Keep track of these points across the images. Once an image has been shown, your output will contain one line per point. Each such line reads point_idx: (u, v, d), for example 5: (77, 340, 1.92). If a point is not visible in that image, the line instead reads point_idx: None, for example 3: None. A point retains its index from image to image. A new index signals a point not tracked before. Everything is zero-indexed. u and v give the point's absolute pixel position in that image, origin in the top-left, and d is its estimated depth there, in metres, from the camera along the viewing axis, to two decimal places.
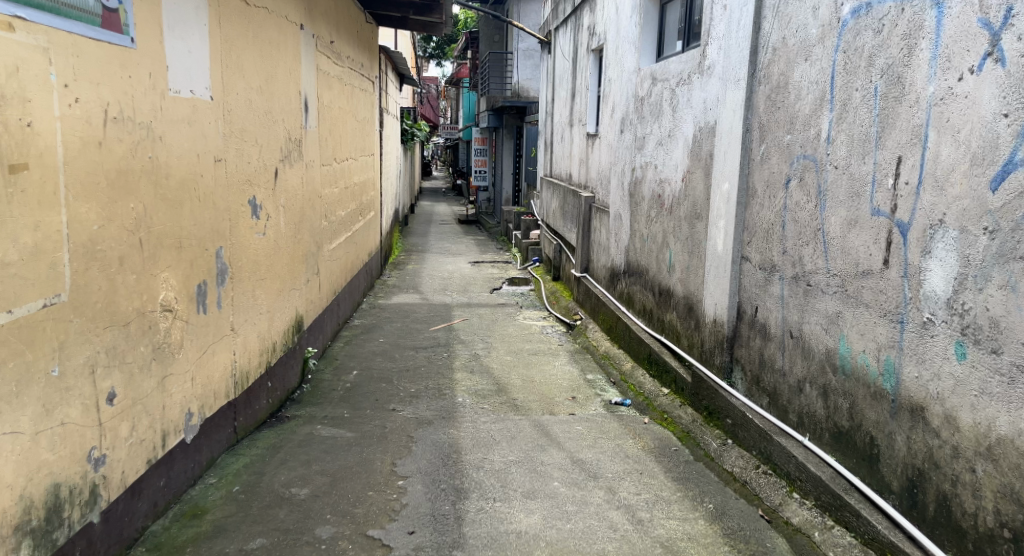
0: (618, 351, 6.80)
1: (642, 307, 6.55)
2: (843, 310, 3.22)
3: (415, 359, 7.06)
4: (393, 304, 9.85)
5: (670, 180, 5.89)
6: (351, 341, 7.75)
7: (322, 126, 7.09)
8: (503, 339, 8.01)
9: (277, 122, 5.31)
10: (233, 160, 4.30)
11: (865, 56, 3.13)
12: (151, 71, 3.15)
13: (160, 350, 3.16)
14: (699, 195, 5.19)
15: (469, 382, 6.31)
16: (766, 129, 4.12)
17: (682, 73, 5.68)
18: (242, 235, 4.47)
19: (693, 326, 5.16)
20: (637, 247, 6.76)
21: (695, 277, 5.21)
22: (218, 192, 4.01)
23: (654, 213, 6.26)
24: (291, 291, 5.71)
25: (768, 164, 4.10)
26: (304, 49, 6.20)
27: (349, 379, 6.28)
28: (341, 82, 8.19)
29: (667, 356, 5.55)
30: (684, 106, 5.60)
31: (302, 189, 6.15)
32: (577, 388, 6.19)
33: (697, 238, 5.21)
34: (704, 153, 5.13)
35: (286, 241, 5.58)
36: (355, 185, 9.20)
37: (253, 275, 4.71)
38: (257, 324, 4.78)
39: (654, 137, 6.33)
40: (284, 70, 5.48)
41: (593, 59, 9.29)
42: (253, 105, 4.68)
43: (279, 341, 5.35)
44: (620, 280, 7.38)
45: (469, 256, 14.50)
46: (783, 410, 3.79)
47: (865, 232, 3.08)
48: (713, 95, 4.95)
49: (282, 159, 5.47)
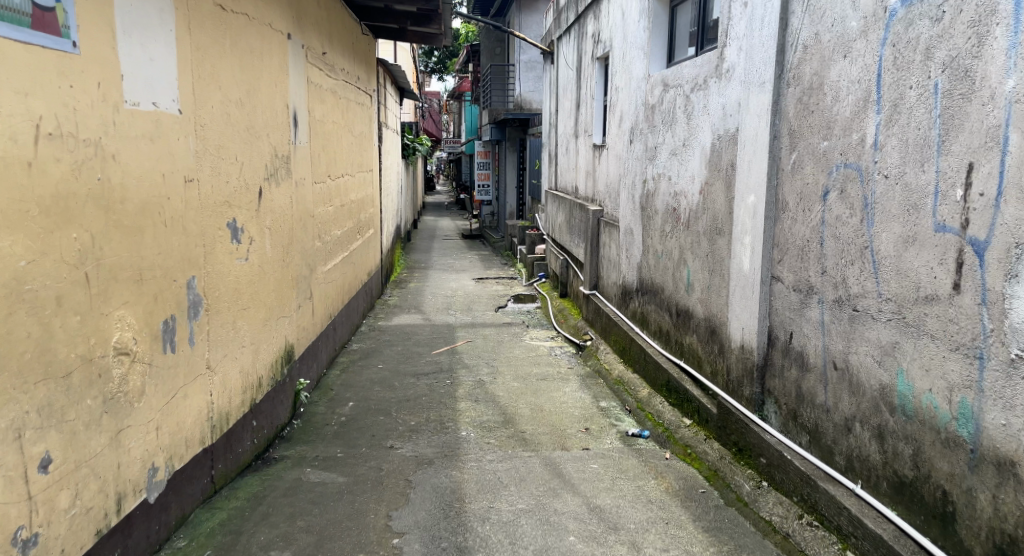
0: (632, 375, 6.38)
1: (657, 328, 6.14)
2: (901, 340, 2.80)
3: (416, 387, 6.65)
4: (393, 326, 9.44)
5: (685, 192, 5.48)
6: (348, 367, 7.34)
7: (314, 142, 6.71)
8: (509, 363, 7.59)
9: (261, 138, 4.91)
10: (208, 180, 3.89)
11: (922, 48, 2.71)
12: (100, 80, 2.74)
13: (113, 401, 2.76)
14: (719, 208, 4.78)
15: (473, 413, 5.89)
16: (797, 135, 3.70)
17: (696, 78, 5.26)
18: (219, 260, 4.07)
19: (716, 351, 4.75)
20: (650, 264, 6.36)
21: (717, 298, 4.80)
22: (190, 216, 3.61)
23: (668, 228, 5.85)
24: (279, 319, 5.32)
25: (800, 174, 3.67)
26: (292, 60, 5.82)
27: (344, 412, 5.90)
28: (335, 96, 7.81)
29: (688, 384, 5.13)
30: (699, 113, 5.19)
31: (292, 208, 5.75)
32: (590, 418, 5.76)
33: (718, 255, 4.80)
34: (724, 163, 4.73)
35: (274, 266, 5.19)
36: (353, 203, 8.81)
37: (233, 306, 4.31)
38: (239, 358, 4.38)
39: (667, 147, 5.91)
40: (269, 81, 5.09)
41: (598, 67, 8.89)
42: (232, 119, 4.28)
43: (266, 375, 4.95)
44: (631, 298, 6.96)
45: (472, 273, 14.11)
46: (827, 451, 3.36)
47: (927, 251, 2.66)
48: (734, 100, 4.53)
49: (268, 178, 5.08)
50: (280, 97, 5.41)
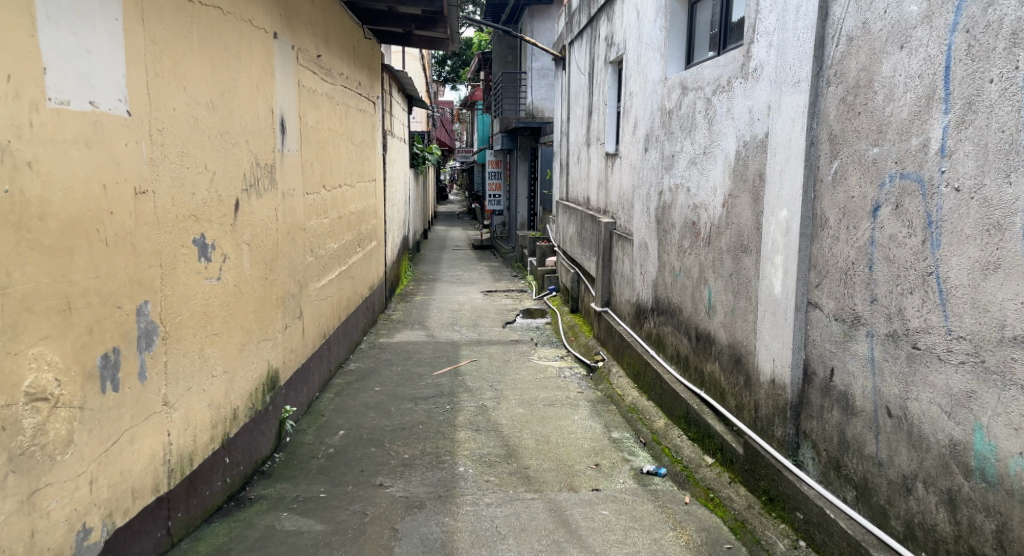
0: (647, 403, 5.88)
1: (674, 352, 5.64)
2: (978, 388, 2.37)
3: (413, 413, 6.18)
4: (394, 343, 8.95)
5: (706, 205, 4.98)
6: (342, 391, 6.85)
7: (305, 150, 6.27)
8: (515, 386, 7.09)
9: (238, 144, 4.46)
10: (168, 193, 3.45)
11: (1005, 33, 2.29)
12: (11, 73, 2.34)
13: (22, 458, 2.38)
14: (745, 223, 4.29)
15: (473, 445, 5.41)
16: (839, 141, 3.21)
17: (718, 80, 4.78)
18: (182, 281, 3.62)
19: (742, 383, 4.26)
20: (666, 281, 5.87)
21: (742, 323, 4.32)
22: (141, 233, 3.16)
23: (687, 244, 5.35)
24: (260, 343, 4.86)
25: (842, 185, 3.18)
26: (279, 62, 5.38)
27: (333, 443, 5.44)
28: (332, 101, 7.37)
29: (709, 417, 4.64)
30: (722, 117, 4.70)
31: (277, 221, 5.29)
32: (600, 452, 5.28)
33: (744, 274, 4.31)
34: (750, 173, 4.24)
35: (253, 285, 4.73)
36: (352, 215, 8.35)
37: (201, 332, 3.87)
38: (208, 390, 3.93)
39: (686, 156, 5.42)
40: (249, 83, 4.64)
41: (611, 72, 8.43)
42: (201, 124, 3.84)
43: (243, 405, 4.49)
44: (646, 318, 6.46)
45: (481, 285, 13.63)
46: (879, 512, 2.89)
47: (1015, 281, 2.25)
48: (762, 101, 4.05)
49: (247, 188, 4.63)
50: (264, 101, 4.96)
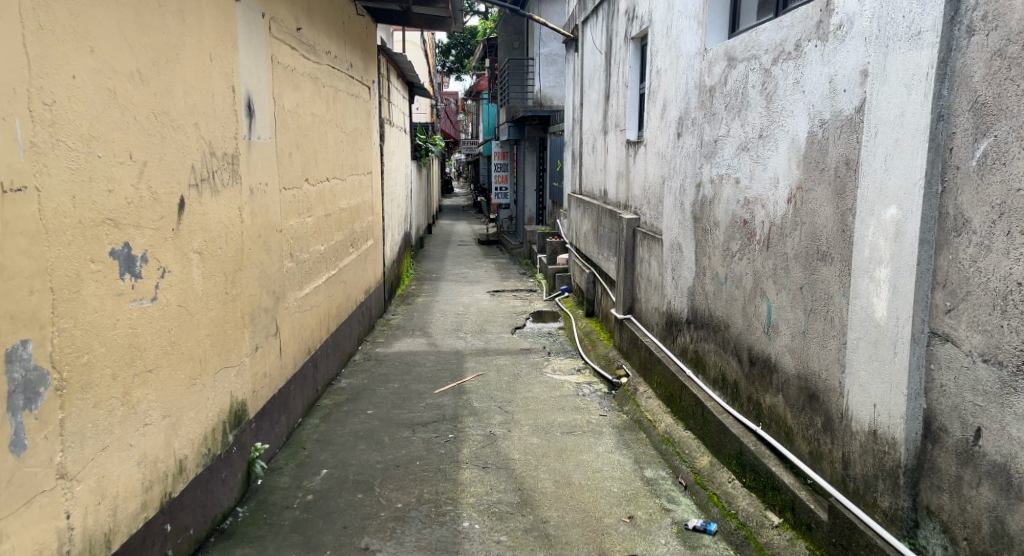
0: (684, 434, 4.97)
1: (718, 375, 4.74)
2: None
3: (409, 444, 5.30)
4: (392, 354, 8.06)
5: (764, 200, 4.07)
6: (329, 416, 5.96)
7: (282, 139, 5.37)
8: (527, 407, 6.19)
9: (185, 129, 3.59)
10: (65, 189, 2.60)
11: None
12: None
13: None
14: (824, 223, 3.36)
15: (479, 489, 4.52)
16: (991, 112, 2.31)
17: (780, 45, 3.85)
18: (91, 308, 2.74)
19: (821, 427, 3.33)
20: (707, 289, 4.95)
21: (818, 351, 3.39)
22: (12, 246, 2.35)
23: (736, 247, 4.45)
24: (218, 374, 3.99)
25: (1000, 173, 2.28)
26: (243, 31, 4.48)
27: (311, 488, 4.57)
28: (316, 82, 6.45)
29: (771, 463, 3.73)
30: (787, 91, 3.77)
31: (241, 223, 4.39)
32: (633, 498, 4.40)
33: (822, 289, 3.38)
34: (831, 160, 3.30)
35: (208, 306, 3.85)
36: (343, 212, 7.45)
37: (126, 371, 2.99)
38: (138, 444, 3.09)
39: (734, 141, 4.50)
40: (199, 52, 3.75)
41: (633, 49, 7.47)
42: (121, 101, 2.97)
43: (192, 454, 3.65)
44: (681, 331, 5.54)
45: (488, 284, 12.72)
46: None
47: None
48: (851, 66, 3.11)
49: (198, 182, 3.73)
50: (221, 77, 4.07)
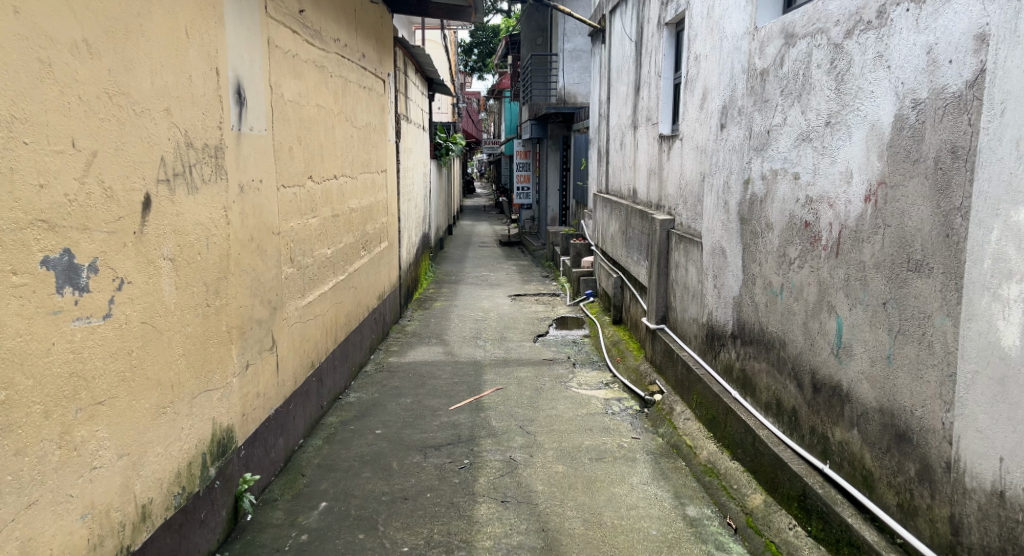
0: (730, 464, 4.38)
1: (770, 399, 4.13)
2: None
3: (419, 472, 4.74)
4: (406, 365, 7.49)
5: (832, 198, 3.45)
6: (333, 437, 5.41)
7: (280, 131, 4.81)
8: (551, 427, 5.59)
9: (154, 115, 3.05)
10: None
11: None
12: None
13: None
14: (919, 225, 2.74)
15: (497, 530, 3.95)
16: None
17: (855, 13, 3.23)
18: (11, 332, 2.25)
19: (914, 477, 2.74)
20: (758, 299, 4.34)
21: (908, 383, 2.79)
22: None
23: (795, 252, 3.83)
24: (196, 400, 3.45)
25: None
26: (231, 7, 3.92)
27: (306, 525, 4.02)
28: (322, 71, 5.90)
29: (845, 512, 3.13)
30: (864, 66, 3.16)
31: (227, 225, 3.84)
32: (675, 542, 3.81)
33: (913, 306, 2.76)
34: (928, 148, 2.69)
35: (184, 320, 3.32)
36: (352, 212, 6.89)
37: (65, 407, 2.47)
38: (83, 493, 2.57)
39: (792, 130, 3.89)
40: (173, 28, 3.22)
41: (668, 36, 6.86)
42: (58, 77, 2.44)
43: (161, 496, 3.12)
44: (724, 346, 4.93)
45: (509, 288, 12.13)
46: None
47: None
48: (961, 32, 2.50)
49: (170, 177, 3.18)
50: (200, 55, 3.52)
